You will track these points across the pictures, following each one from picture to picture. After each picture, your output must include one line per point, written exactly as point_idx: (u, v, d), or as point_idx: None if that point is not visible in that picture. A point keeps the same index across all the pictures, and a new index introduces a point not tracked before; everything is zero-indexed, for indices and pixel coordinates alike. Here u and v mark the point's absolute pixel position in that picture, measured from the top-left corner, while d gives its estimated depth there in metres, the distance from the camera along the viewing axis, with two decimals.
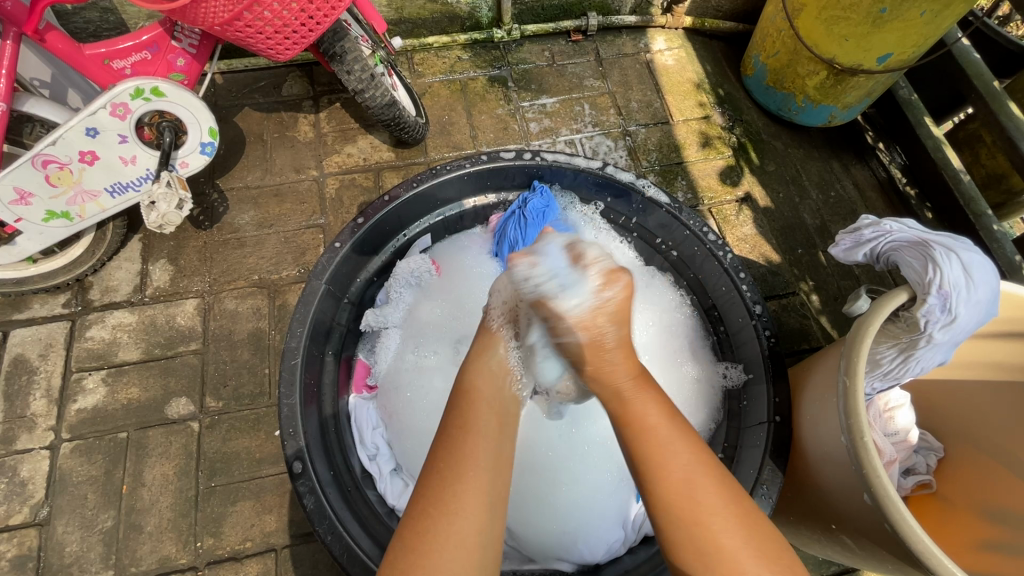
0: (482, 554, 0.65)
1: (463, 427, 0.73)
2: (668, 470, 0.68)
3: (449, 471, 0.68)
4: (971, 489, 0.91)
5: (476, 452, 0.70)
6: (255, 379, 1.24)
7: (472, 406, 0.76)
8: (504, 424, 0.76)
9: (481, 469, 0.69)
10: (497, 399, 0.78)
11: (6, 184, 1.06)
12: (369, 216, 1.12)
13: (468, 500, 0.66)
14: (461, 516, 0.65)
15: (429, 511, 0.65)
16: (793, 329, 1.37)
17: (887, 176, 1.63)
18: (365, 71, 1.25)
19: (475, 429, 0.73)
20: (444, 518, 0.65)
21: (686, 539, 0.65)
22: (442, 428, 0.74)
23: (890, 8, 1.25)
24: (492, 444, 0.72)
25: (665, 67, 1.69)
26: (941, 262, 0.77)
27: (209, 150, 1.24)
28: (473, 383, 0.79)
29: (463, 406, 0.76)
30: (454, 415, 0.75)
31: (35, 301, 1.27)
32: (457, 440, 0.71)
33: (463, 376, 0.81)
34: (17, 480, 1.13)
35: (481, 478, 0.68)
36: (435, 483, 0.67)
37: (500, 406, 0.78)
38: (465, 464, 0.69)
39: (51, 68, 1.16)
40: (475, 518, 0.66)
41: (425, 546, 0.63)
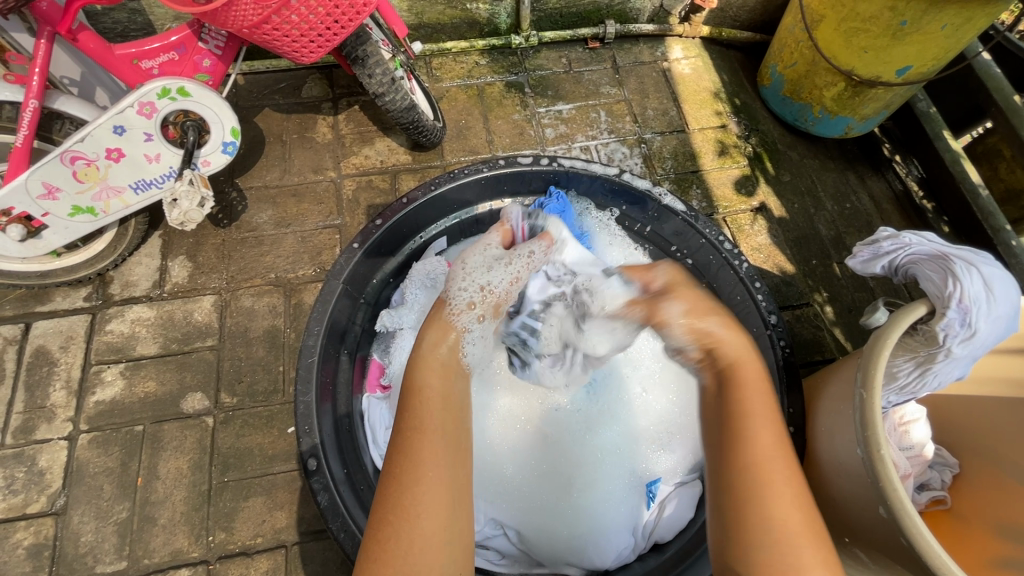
0: (447, 549, 0.68)
1: (417, 428, 0.74)
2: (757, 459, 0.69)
3: (405, 475, 0.70)
4: (984, 504, 0.90)
5: (433, 453, 0.72)
6: (269, 376, 1.25)
7: (425, 405, 0.78)
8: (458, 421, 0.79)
9: (439, 471, 0.71)
10: (446, 398, 0.81)
11: (35, 178, 1.08)
12: (388, 218, 1.14)
13: (425, 500, 0.68)
14: (421, 518, 0.67)
15: (389, 518, 0.67)
16: (806, 340, 1.37)
17: (903, 189, 1.63)
18: (386, 74, 1.27)
19: (430, 432, 0.74)
20: (406, 523, 0.67)
21: (751, 528, 0.66)
22: (396, 432, 0.76)
23: (910, 21, 1.25)
24: (443, 436, 0.75)
25: (682, 75, 1.70)
26: (961, 276, 0.77)
27: (231, 149, 1.26)
28: (422, 383, 0.82)
29: (414, 408, 0.77)
30: (407, 416, 0.76)
31: (57, 295, 1.29)
32: (413, 444, 0.72)
33: (414, 375, 0.83)
34: (35, 470, 1.15)
35: (440, 479, 0.70)
36: (393, 484, 0.70)
37: (450, 402, 0.81)
38: (423, 467, 0.70)
39: (80, 67, 1.20)
40: (435, 517, 0.68)
41: (388, 551, 0.65)
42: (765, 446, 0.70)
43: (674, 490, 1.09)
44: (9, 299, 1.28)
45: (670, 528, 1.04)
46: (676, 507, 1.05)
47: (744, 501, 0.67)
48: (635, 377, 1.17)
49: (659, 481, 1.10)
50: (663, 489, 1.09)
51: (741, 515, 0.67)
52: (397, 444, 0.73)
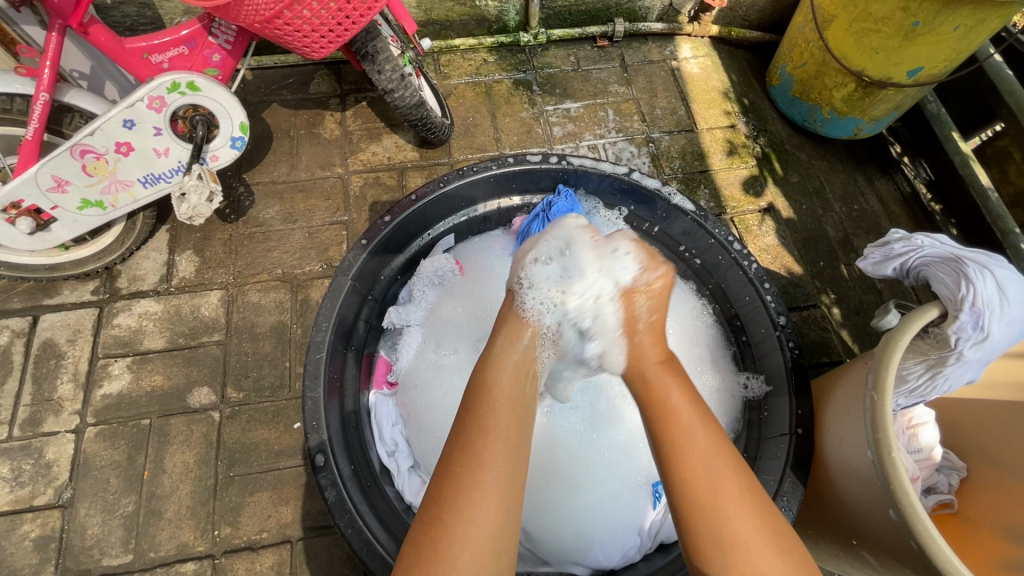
0: (498, 556, 0.64)
1: (480, 429, 0.71)
2: (701, 472, 0.70)
3: (464, 476, 0.67)
4: (991, 509, 0.90)
5: (493, 455, 0.69)
6: (276, 371, 1.25)
7: (487, 404, 0.74)
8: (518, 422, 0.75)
9: (498, 473, 0.68)
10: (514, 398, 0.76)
11: (45, 171, 1.09)
12: (395, 215, 1.14)
13: (482, 505, 0.65)
14: (476, 521, 0.64)
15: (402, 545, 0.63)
16: (814, 342, 1.36)
17: (911, 191, 1.62)
18: (396, 71, 1.27)
19: (492, 432, 0.71)
20: (460, 525, 0.64)
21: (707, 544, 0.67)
22: (457, 432, 0.72)
23: (923, 22, 1.24)
24: (508, 446, 0.71)
25: (691, 75, 1.69)
26: (974, 279, 0.77)
27: (239, 144, 1.26)
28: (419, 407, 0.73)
29: (479, 406, 0.74)
30: (471, 417, 0.73)
31: (65, 288, 1.29)
32: (475, 446, 0.69)
33: (485, 371, 0.79)
34: (42, 463, 1.15)
35: (497, 485, 0.67)
36: (451, 484, 0.67)
37: (518, 405, 0.76)
38: (482, 470, 0.67)
39: (90, 61, 1.20)
40: (491, 521, 0.65)
41: (442, 551, 0.62)
42: (703, 458, 0.71)
43: None
44: (18, 292, 1.29)
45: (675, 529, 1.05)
46: None
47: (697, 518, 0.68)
48: None
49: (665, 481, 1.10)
50: None
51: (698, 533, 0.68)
52: (462, 443, 0.70)
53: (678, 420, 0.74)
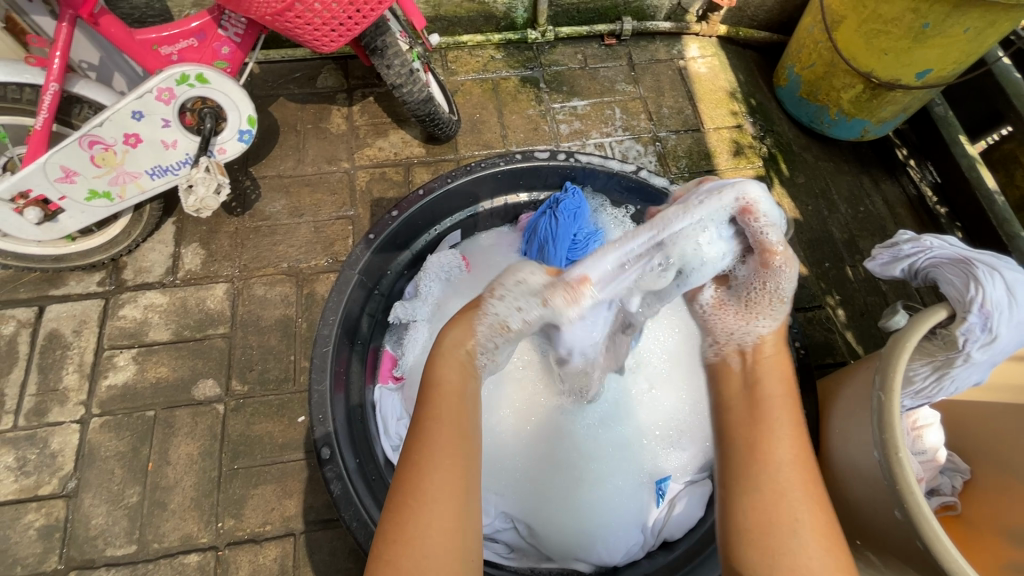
0: (461, 542, 0.63)
1: (429, 413, 0.69)
2: (772, 479, 0.70)
3: (421, 463, 0.65)
4: (995, 512, 0.90)
5: (446, 438, 0.67)
6: (281, 365, 1.25)
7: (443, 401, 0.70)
8: (472, 407, 0.72)
9: (453, 457, 0.66)
10: (464, 382, 0.74)
11: (54, 161, 1.09)
12: (403, 209, 1.14)
13: (437, 490, 0.63)
14: (433, 505, 0.63)
15: (404, 501, 0.63)
16: (819, 343, 1.36)
17: (917, 194, 1.62)
18: (404, 66, 1.27)
19: (442, 415, 0.69)
20: (416, 513, 0.62)
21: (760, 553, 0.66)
22: (412, 418, 0.70)
23: (932, 23, 1.24)
24: (456, 431, 0.68)
25: (698, 74, 1.69)
26: (984, 280, 0.77)
27: (247, 137, 1.26)
28: (439, 376, 0.74)
29: (429, 394, 0.71)
30: (428, 403, 0.70)
31: (71, 279, 1.30)
32: (427, 430, 0.67)
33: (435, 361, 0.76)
34: (47, 452, 1.15)
35: (447, 466, 0.65)
36: (410, 473, 0.64)
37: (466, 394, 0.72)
38: (432, 455, 0.65)
39: (99, 52, 1.20)
40: (446, 506, 0.63)
41: (404, 541, 0.61)
42: (781, 479, 0.70)
43: (684, 489, 1.10)
44: (24, 282, 1.29)
45: (679, 527, 1.05)
46: (686, 506, 1.06)
47: (764, 524, 0.67)
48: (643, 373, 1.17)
49: (668, 479, 1.11)
50: (673, 486, 1.10)
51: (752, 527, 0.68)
52: (412, 430, 0.68)
53: (771, 447, 0.73)
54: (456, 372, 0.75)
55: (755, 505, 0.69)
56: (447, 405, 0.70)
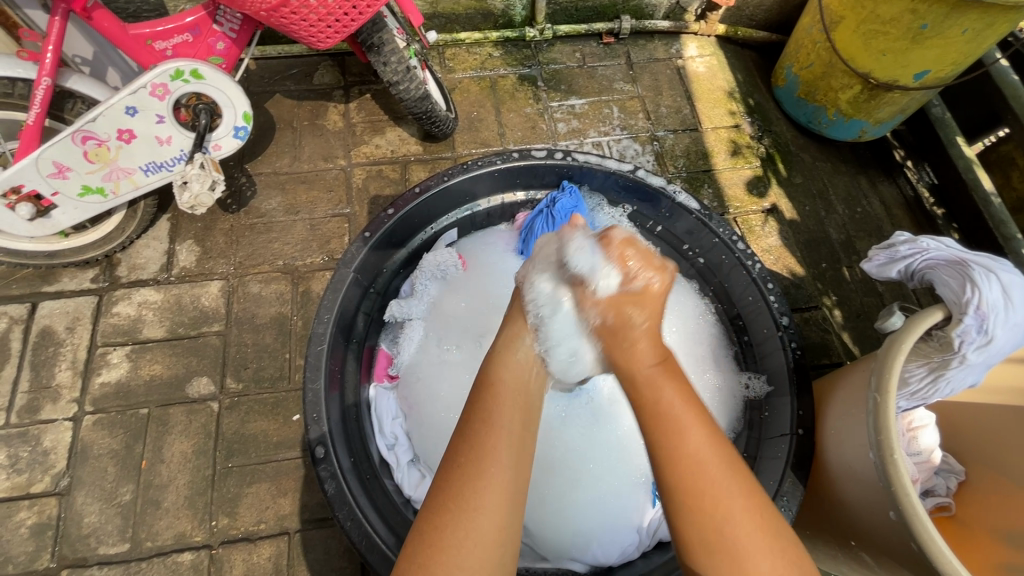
0: (500, 552, 0.65)
1: (485, 421, 0.72)
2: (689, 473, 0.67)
3: (469, 469, 0.67)
4: (989, 514, 0.90)
5: (497, 447, 0.69)
6: (275, 363, 1.25)
7: (497, 403, 0.74)
8: (528, 421, 0.75)
9: (503, 465, 0.68)
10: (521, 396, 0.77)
11: (46, 157, 1.08)
12: (399, 208, 1.13)
13: (488, 496, 0.66)
14: (480, 514, 0.65)
15: (448, 507, 0.65)
16: (815, 344, 1.36)
17: (914, 195, 1.62)
18: (401, 63, 1.26)
19: (498, 425, 0.72)
20: (462, 518, 0.65)
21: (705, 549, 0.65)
22: (463, 424, 0.73)
23: (931, 24, 1.24)
24: (514, 441, 0.71)
25: (696, 73, 1.69)
26: (980, 282, 0.77)
27: (242, 134, 1.25)
28: (498, 378, 0.78)
29: (487, 401, 0.74)
30: (479, 408, 0.74)
31: (64, 276, 1.29)
32: (478, 435, 0.70)
33: (487, 368, 0.80)
34: (40, 450, 1.15)
35: (505, 475, 0.68)
36: (458, 481, 0.67)
37: (525, 402, 0.77)
38: (486, 463, 0.68)
39: (93, 47, 1.20)
40: (494, 516, 0.65)
41: (444, 543, 0.64)
42: (693, 453, 0.68)
43: None
44: (17, 279, 1.28)
45: None
46: None
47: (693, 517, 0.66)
48: None
49: None
50: None
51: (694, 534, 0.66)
52: (466, 433, 0.71)
53: (687, 436, 0.69)
54: (515, 378, 0.79)
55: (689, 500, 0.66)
56: (502, 411, 0.73)
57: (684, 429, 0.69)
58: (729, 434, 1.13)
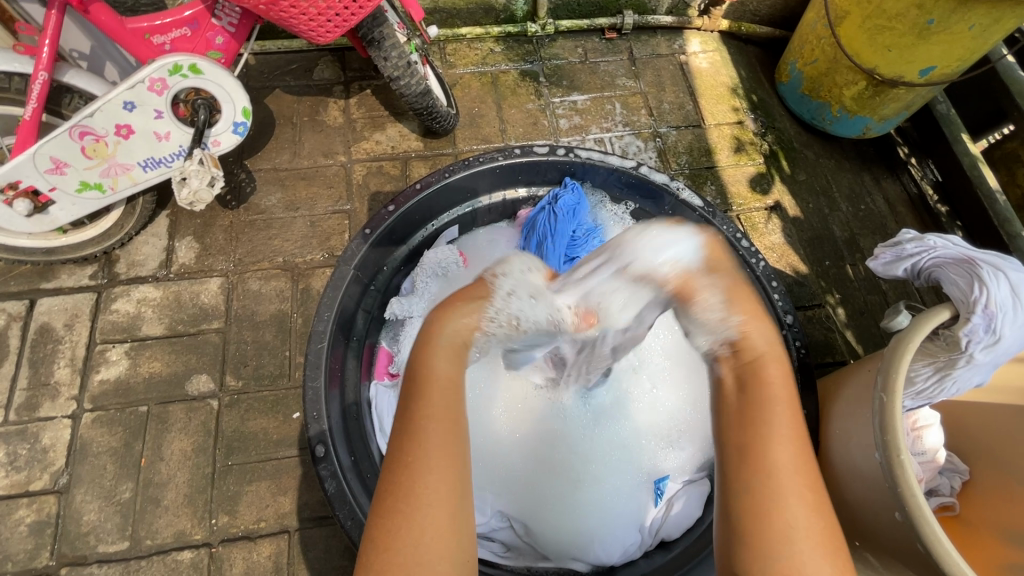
0: (461, 551, 0.57)
1: (426, 401, 0.63)
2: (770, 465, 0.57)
3: (415, 457, 0.59)
4: (994, 514, 0.89)
5: (439, 430, 0.61)
6: (275, 361, 1.24)
7: (435, 387, 0.64)
8: (469, 401, 0.66)
9: (451, 454, 0.60)
10: (462, 371, 0.68)
11: (44, 153, 1.07)
12: (399, 204, 1.12)
13: (435, 490, 0.58)
14: (426, 508, 0.57)
15: (397, 508, 0.57)
16: (818, 342, 1.35)
17: (918, 192, 1.61)
18: (402, 58, 1.25)
19: (439, 408, 0.63)
20: (412, 515, 0.57)
21: (756, 548, 0.54)
22: (400, 410, 0.63)
23: (938, 19, 1.22)
24: (454, 428, 0.62)
25: (699, 69, 1.67)
26: (988, 281, 0.76)
27: (242, 130, 1.24)
28: (436, 366, 0.65)
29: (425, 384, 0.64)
30: (417, 389, 0.64)
31: (62, 272, 1.28)
32: (425, 425, 0.61)
33: (426, 333, 0.70)
34: (38, 448, 1.14)
35: (451, 464, 0.60)
36: (401, 478, 0.59)
37: (462, 381, 0.66)
38: (429, 450, 0.60)
39: (91, 41, 1.18)
40: (444, 510, 0.57)
41: (394, 549, 0.56)
42: (780, 441, 0.59)
43: (683, 488, 1.09)
44: (15, 275, 1.27)
45: (677, 526, 1.05)
46: (684, 506, 1.06)
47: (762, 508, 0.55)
48: (645, 372, 1.15)
49: (667, 479, 1.10)
50: (671, 486, 1.09)
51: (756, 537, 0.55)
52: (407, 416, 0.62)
53: (761, 416, 0.61)
54: (454, 358, 0.67)
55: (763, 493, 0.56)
56: (444, 396, 0.63)
57: (758, 409, 0.61)
58: None
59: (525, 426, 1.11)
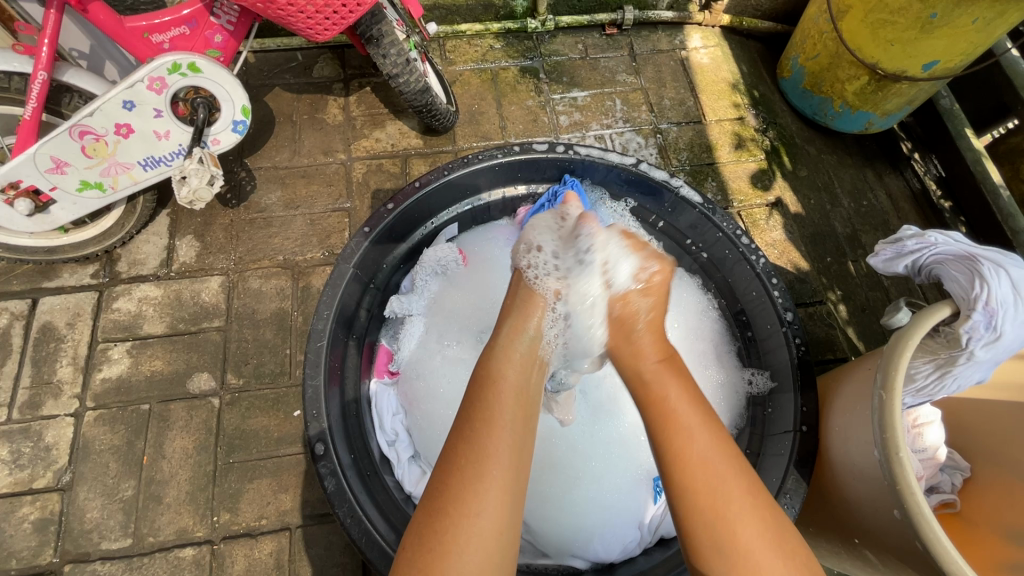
0: (500, 554, 0.66)
1: (487, 420, 0.73)
2: (702, 476, 0.69)
3: (470, 465, 0.69)
4: (997, 513, 0.88)
5: (495, 450, 0.71)
6: (276, 359, 1.24)
7: (495, 397, 0.76)
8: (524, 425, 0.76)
9: (500, 466, 0.70)
10: (518, 392, 0.78)
11: (44, 152, 1.07)
12: (398, 202, 1.12)
13: (487, 498, 0.67)
14: (479, 514, 0.66)
15: (448, 510, 0.66)
16: (819, 338, 1.35)
17: (920, 187, 1.60)
18: (401, 55, 1.24)
19: (497, 425, 0.73)
20: (460, 520, 0.65)
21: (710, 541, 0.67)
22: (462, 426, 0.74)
23: (940, 13, 1.21)
24: (509, 447, 0.72)
25: (700, 65, 1.66)
26: (989, 278, 0.75)
27: (241, 128, 1.24)
28: (501, 372, 0.79)
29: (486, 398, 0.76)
30: (475, 407, 0.75)
31: (64, 271, 1.28)
32: (478, 437, 0.72)
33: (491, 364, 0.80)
34: (41, 446, 1.15)
35: (503, 477, 0.69)
36: (451, 483, 0.68)
37: (526, 397, 0.79)
38: (487, 463, 0.69)
39: (90, 40, 1.19)
40: (493, 517, 0.66)
41: (445, 548, 0.64)
42: (708, 459, 0.71)
43: None
44: (17, 274, 1.28)
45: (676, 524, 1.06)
46: None
47: (699, 512, 0.68)
48: None
49: (667, 477, 1.09)
50: None
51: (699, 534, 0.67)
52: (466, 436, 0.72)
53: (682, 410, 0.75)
54: (518, 371, 0.80)
55: (697, 487, 0.69)
56: (501, 414, 0.74)
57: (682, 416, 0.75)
58: (732, 430, 1.14)
59: None
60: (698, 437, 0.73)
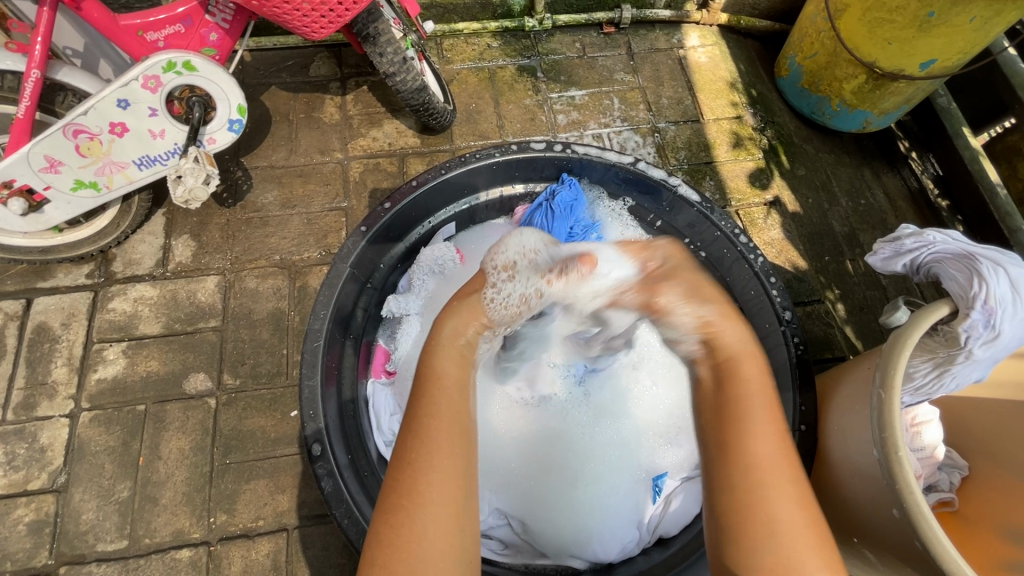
0: (460, 541, 0.62)
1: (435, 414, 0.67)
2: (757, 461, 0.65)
3: (419, 457, 0.64)
4: (995, 513, 0.88)
5: (447, 436, 0.66)
6: (273, 359, 1.24)
7: (437, 389, 0.70)
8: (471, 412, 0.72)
9: (454, 452, 0.66)
10: (463, 385, 0.73)
11: (37, 151, 1.06)
12: (396, 201, 1.12)
13: (438, 488, 0.63)
14: (431, 504, 0.62)
15: (403, 503, 0.62)
16: (817, 337, 1.35)
17: (918, 186, 1.60)
18: (398, 54, 1.24)
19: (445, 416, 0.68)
20: (416, 511, 0.61)
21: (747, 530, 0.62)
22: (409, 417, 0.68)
23: (938, 12, 1.21)
24: (457, 430, 0.67)
25: (698, 64, 1.66)
26: (988, 276, 0.75)
27: (237, 127, 1.23)
28: (437, 366, 0.73)
29: (429, 393, 0.70)
30: (421, 400, 0.69)
31: (59, 271, 1.27)
32: (427, 430, 0.66)
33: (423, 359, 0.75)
34: (36, 447, 1.14)
35: (452, 466, 0.65)
36: (404, 470, 0.64)
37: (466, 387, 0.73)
38: (437, 453, 0.65)
39: (84, 38, 1.18)
40: (446, 503, 0.62)
41: (403, 540, 0.60)
42: (767, 454, 0.65)
43: (681, 485, 1.08)
44: (12, 274, 1.27)
45: (675, 523, 1.05)
46: (682, 503, 1.05)
47: (743, 507, 0.63)
48: (645, 369, 1.14)
49: (665, 476, 1.09)
50: (669, 483, 1.08)
51: (736, 525, 0.63)
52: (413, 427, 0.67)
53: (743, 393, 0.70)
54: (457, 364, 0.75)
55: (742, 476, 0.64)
56: (445, 400, 0.69)
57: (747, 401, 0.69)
58: None
59: (525, 423, 1.11)
60: (751, 423, 0.68)
